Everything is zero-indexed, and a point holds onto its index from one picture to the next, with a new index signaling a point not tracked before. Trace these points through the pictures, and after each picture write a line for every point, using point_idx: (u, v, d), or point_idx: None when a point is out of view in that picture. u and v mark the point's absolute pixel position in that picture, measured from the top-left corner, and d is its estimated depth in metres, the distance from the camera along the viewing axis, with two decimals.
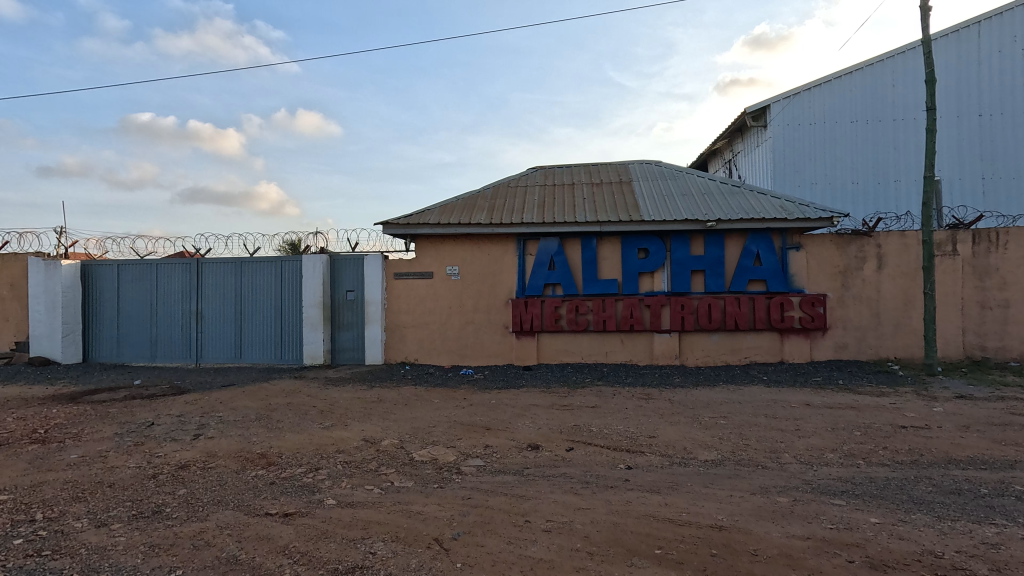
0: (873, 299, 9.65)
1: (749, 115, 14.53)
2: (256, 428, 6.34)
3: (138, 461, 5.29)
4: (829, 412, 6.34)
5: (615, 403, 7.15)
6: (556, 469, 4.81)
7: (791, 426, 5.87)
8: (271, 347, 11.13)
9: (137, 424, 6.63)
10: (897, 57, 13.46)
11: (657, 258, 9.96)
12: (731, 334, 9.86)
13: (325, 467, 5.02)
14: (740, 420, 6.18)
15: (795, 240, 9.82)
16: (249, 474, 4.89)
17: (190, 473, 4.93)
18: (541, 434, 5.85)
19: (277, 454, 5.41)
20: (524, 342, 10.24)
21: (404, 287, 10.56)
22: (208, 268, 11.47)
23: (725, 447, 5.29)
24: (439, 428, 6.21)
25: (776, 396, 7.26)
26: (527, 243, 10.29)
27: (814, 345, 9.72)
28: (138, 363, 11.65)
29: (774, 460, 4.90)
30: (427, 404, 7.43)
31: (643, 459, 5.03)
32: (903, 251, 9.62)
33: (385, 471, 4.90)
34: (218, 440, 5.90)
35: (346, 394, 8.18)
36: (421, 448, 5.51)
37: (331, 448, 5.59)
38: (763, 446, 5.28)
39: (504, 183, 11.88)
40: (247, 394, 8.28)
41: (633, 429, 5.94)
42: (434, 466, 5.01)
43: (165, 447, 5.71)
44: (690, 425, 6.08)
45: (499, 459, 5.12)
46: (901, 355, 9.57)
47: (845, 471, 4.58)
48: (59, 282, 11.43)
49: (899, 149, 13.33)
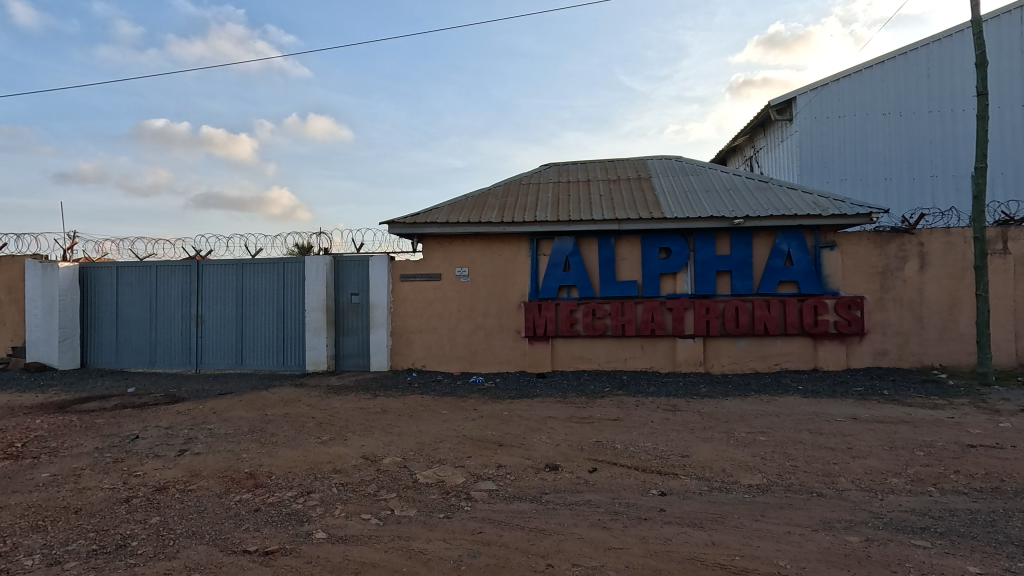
0: (915, 302, 8.96)
1: (773, 109, 13.93)
2: (248, 443, 5.80)
3: (112, 482, 4.76)
4: (881, 428, 5.68)
5: (639, 416, 6.52)
6: (580, 495, 4.21)
7: (842, 444, 5.21)
8: (272, 352, 10.64)
9: (120, 437, 6.11)
10: (932, 45, 12.74)
11: (679, 259, 9.33)
12: (759, 339, 9.20)
13: (318, 491, 4.45)
14: (782, 436, 5.54)
15: (829, 238, 9.14)
16: (231, 499, 4.33)
17: (167, 497, 4.39)
18: (560, 451, 5.26)
19: (266, 474, 4.86)
20: (538, 347, 9.64)
21: (411, 290, 10.02)
22: (209, 270, 11.00)
23: (770, 470, 4.66)
24: (446, 444, 5.63)
25: (817, 408, 6.61)
26: (541, 243, 9.71)
27: (851, 351, 9.03)
28: (137, 368, 11.21)
29: (831, 487, 4.27)
30: (434, 415, 6.85)
31: (677, 484, 4.41)
32: (948, 250, 8.92)
33: (384, 496, 4.33)
34: (204, 457, 5.36)
35: (348, 404, 7.64)
36: (426, 468, 4.94)
37: (327, 466, 5.04)
38: (814, 468, 4.65)
39: (516, 180, 11.33)
40: (244, 403, 7.78)
41: (662, 447, 5.33)
42: (439, 490, 4.43)
43: (145, 465, 5.17)
44: (727, 442, 5.44)
45: (513, 483, 4.52)
46: (947, 362, 8.86)
47: (916, 502, 3.94)
48: (57, 285, 11.03)
49: (935, 142, 12.61)
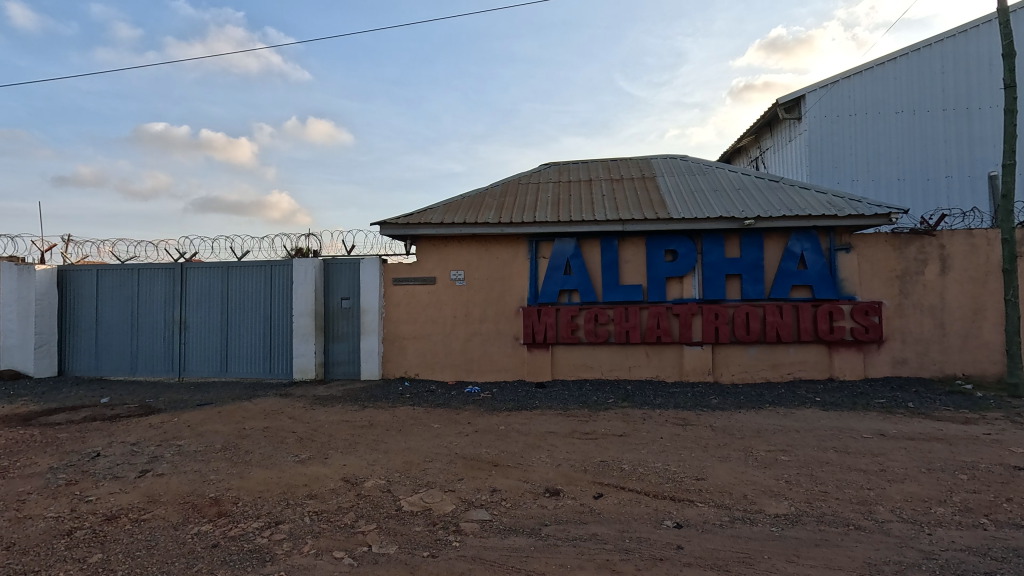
0: (936, 307, 8.47)
1: (780, 107, 13.49)
2: (218, 462, 5.28)
3: (58, 509, 4.22)
4: (914, 446, 5.18)
5: (648, 431, 6.01)
6: (583, 528, 3.70)
7: (875, 466, 4.70)
8: (258, 360, 10.12)
9: (80, 455, 5.58)
10: (946, 41, 12.33)
11: (687, 261, 8.83)
12: (771, 346, 8.70)
13: (287, 523, 3.91)
14: (805, 455, 5.03)
15: (844, 240, 8.65)
16: (188, 532, 3.80)
17: (115, 529, 3.86)
18: (561, 473, 4.75)
19: (232, 501, 4.32)
20: (537, 355, 9.13)
21: (404, 294, 9.51)
22: (193, 273, 10.51)
23: (797, 496, 4.15)
24: (436, 464, 5.11)
25: (839, 423, 6.10)
26: (540, 244, 9.22)
27: (869, 359, 8.54)
28: (116, 376, 10.69)
29: (868, 518, 3.76)
30: (424, 430, 6.33)
31: (694, 513, 3.91)
32: (971, 253, 8.43)
33: (362, 528, 3.80)
34: (167, 479, 4.83)
35: (333, 416, 7.12)
36: (412, 493, 4.42)
37: (302, 491, 4.52)
38: (846, 495, 4.13)
39: (515, 180, 10.85)
40: (222, 415, 7.26)
41: (675, 468, 4.82)
42: (425, 521, 3.91)
43: (99, 489, 4.64)
44: (745, 462, 4.92)
45: (509, 512, 4.00)
46: (971, 371, 8.36)
47: (971, 538, 3.44)
48: (34, 289, 10.52)
49: (949, 141, 12.18)
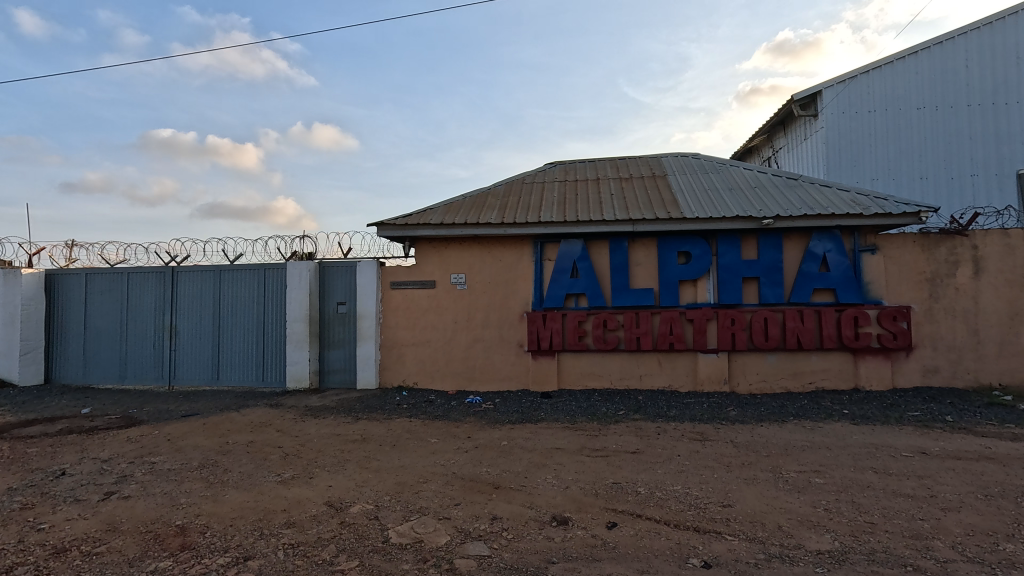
0: (969, 312, 7.92)
1: (796, 104, 12.98)
2: (192, 483, 4.80)
3: (4, 539, 3.75)
4: (964, 467, 4.64)
5: (663, 447, 5.50)
6: (596, 567, 3.20)
7: (923, 491, 4.17)
8: (251, 368, 9.66)
9: (44, 473, 5.12)
10: (970, 34, 11.85)
11: (702, 264, 8.31)
12: (792, 354, 8.17)
13: (257, 558, 3.42)
14: (843, 477, 4.50)
15: (869, 241, 8.13)
16: (144, 569, 3.32)
17: (62, 566, 3.38)
18: (569, 497, 4.26)
19: (199, 531, 3.84)
20: (543, 363, 8.63)
21: (402, 299, 9.04)
22: (184, 276, 10.08)
23: (840, 529, 3.62)
24: (431, 485, 4.62)
25: (874, 438, 5.58)
26: (545, 246, 8.74)
27: (897, 368, 8.00)
28: (104, 384, 10.26)
29: (927, 557, 3.23)
30: (420, 445, 5.84)
31: (723, 548, 3.41)
32: (1007, 254, 7.89)
33: (343, 566, 3.30)
34: (132, 503, 4.35)
35: (323, 429, 6.64)
36: (402, 521, 3.92)
37: (279, 518, 4.02)
38: (896, 527, 3.61)
39: (519, 179, 10.37)
40: (205, 428, 6.80)
41: (698, 492, 4.31)
42: (414, 557, 3.41)
43: (55, 514, 4.17)
44: (776, 485, 4.40)
45: (511, 546, 3.51)
46: (1009, 381, 7.80)
47: None
48: (19, 293, 10.11)
49: (975, 138, 11.65)
